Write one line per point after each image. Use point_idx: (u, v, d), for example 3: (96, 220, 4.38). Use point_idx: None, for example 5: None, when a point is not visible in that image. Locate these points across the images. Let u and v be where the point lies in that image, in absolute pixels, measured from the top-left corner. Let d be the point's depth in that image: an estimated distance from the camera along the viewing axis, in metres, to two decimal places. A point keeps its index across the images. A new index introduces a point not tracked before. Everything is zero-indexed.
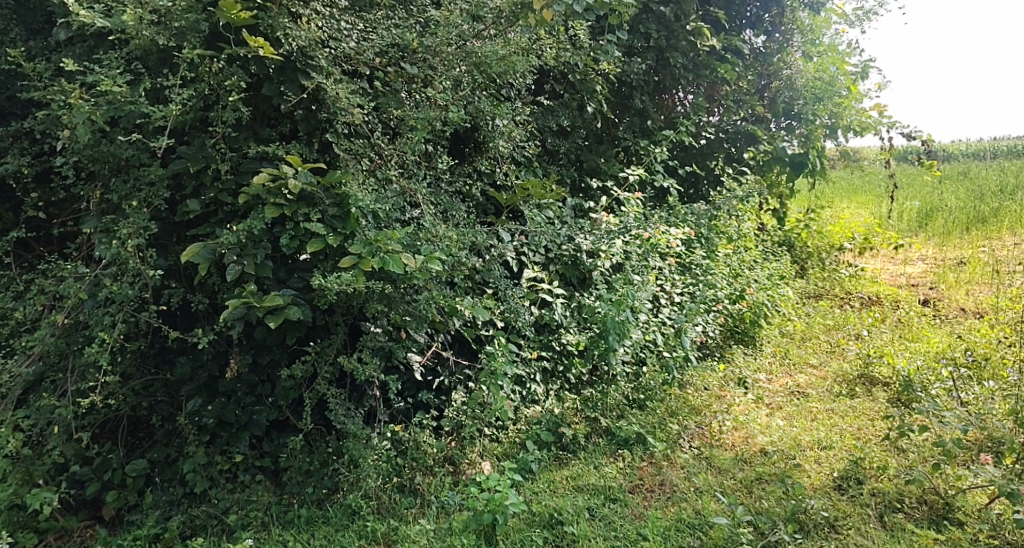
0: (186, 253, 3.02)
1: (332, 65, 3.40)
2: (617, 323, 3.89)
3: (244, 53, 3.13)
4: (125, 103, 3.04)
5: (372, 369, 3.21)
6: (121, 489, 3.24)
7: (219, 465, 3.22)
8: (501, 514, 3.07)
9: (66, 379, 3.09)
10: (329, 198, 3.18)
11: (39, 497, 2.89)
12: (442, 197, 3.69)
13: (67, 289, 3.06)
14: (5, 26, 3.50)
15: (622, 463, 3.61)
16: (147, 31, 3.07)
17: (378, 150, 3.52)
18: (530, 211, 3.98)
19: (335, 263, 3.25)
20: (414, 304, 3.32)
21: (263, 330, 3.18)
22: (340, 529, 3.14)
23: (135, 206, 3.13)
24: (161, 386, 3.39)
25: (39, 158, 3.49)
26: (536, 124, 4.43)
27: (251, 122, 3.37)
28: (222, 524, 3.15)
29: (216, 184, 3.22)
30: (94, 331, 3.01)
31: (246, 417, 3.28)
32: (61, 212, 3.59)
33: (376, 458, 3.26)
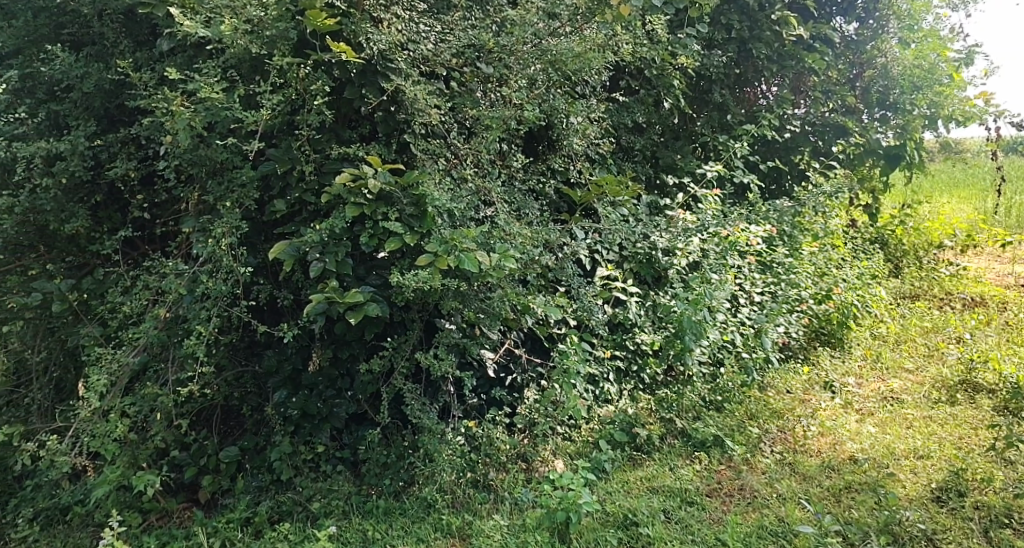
0: (273, 251, 3.16)
1: (410, 67, 3.49)
2: (694, 322, 3.81)
3: (329, 59, 3.24)
4: (221, 109, 3.21)
5: (447, 365, 3.27)
6: (215, 475, 3.42)
7: (302, 455, 3.37)
8: (575, 512, 3.07)
9: (167, 369, 3.29)
10: (406, 198, 3.27)
11: (143, 479, 3.09)
12: (517, 195, 3.73)
13: (167, 285, 3.22)
14: (114, 40, 3.64)
15: (699, 466, 3.55)
16: (242, 40, 3.23)
17: (454, 150, 3.60)
18: (605, 208, 3.97)
19: (412, 261, 3.33)
20: (488, 302, 3.37)
21: (344, 326, 3.29)
22: (416, 521, 3.22)
23: (229, 207, 3.29)
24: (251, 378, 3.56)
25: (144, 163, 3.59)
26: (612, 121, 4.37)
27: (334, 124, 3.48)
28: (306, 511, 3.28)
29: (301, 184, 3.35)
30: (192, 324, 3.18)
31: (327, 410, 3.41)
32: (163, 213, 3.69)
33: (451, 453, 3.32)
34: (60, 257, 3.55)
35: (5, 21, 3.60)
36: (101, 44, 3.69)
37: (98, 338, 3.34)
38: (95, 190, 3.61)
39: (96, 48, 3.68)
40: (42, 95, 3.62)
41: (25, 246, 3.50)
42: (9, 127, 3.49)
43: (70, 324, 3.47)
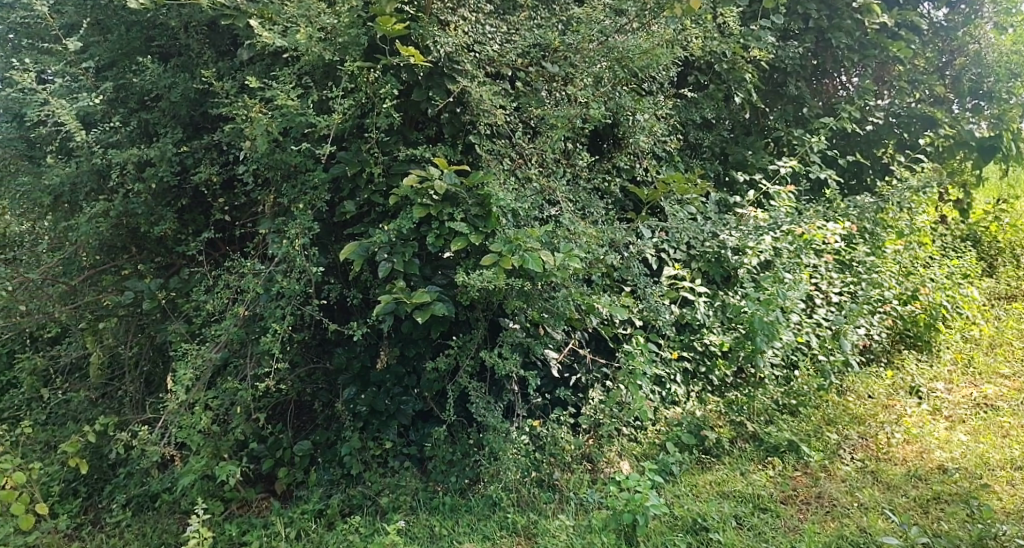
0: (343, 252, 3.23)
1: (476, 68, 3.52)
2: (766, 323, 3.71)
3: (398, 62, 3.31)
4: (295, 115, 3.26)
5: (512, 364, 3.30)
6: (290, 467, 3.53)
7: (372, 450, 3.45)
8: (642, 515, 3.03)
9: (246, 364, 3.34)
10: (472, 198, 3.30)
11: (226, 470, 3.16)
12: (581, 194, 3.72)
13: (246, 284, 3.27)
14: (199, 51, 3.69)
15: (772, 472, 3.46)
16: (316, 48, 3.31)
17: (518, 150, 3.64)
18: (672, 206, 3.93)
19: (477, 261, 3.36)
20: (553, 301, 3.37)
21: (411, 324, 3.35)
22: (482, 518, 3.26)
23: (302, 209, 3.38)
24: (323, 374, 3.67)
25: (225, 168, 3.61)
26: (680, 117, 4.30)
27: (402, 126, 3.55)
28: (376, 505, 3.36)
29: (370, 186, 3.43)
30: (268, 322, 3.23)
31: (395, 407, 3.49)
32: (243, 215, 3.74)
33: (516, 451, 3.34)
34: (150, 257, 3.72)
35: (101, 36, 3.77)
36: (186, 55, 3.74)
37: (184, 335, 3.44)
38: (180, 194, 3.67)
39: (182, 59, 3.73)
40: (133, 106, 3.70)
41: (119, 248, 3.67)
42: (104, 135, 3.52)
43: (158, 320, 3.64)
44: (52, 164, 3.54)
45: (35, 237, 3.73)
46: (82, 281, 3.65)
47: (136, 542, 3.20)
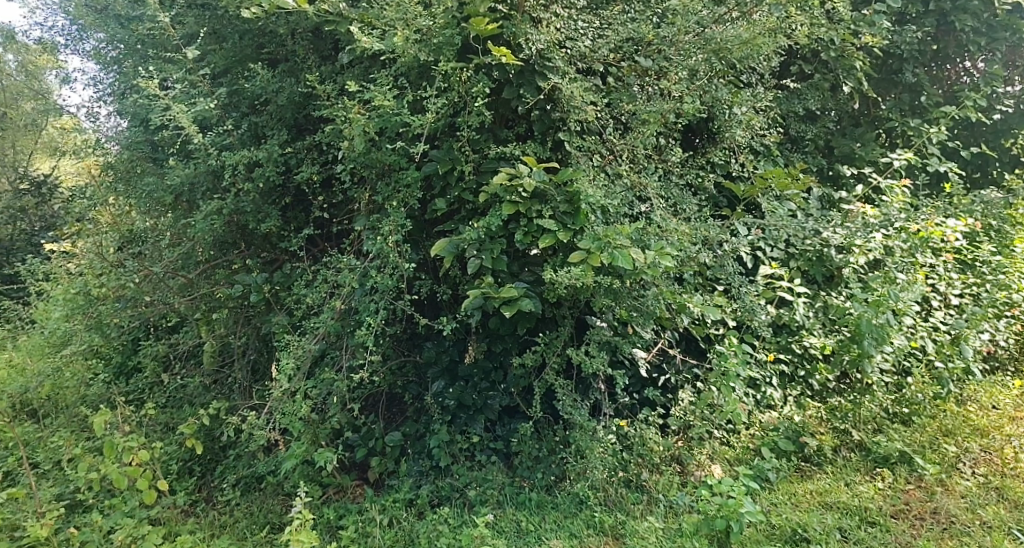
0: (434, 248, 3.29)
1: (567, 64, 3.54)
2: (875, 326, 3.50)
3: (490, 61, 3.33)
4: (391, 115, 3.35)
5: (599, 362, 3.32)
6: (382, 457, 3.61)
7: (459, 444, 3.50)
8: (737, 521, 2.97)
9: (342, 355, 3.43)
10: (560, 195, 3.30)
11: (324, 456, 3.23)
12: (673, 190, 3.70)
13: (342, 278, 3.39)
14: (304, 57, 3.77)
15: (881, 484, 3.30)
16: (412, 49, 3.39)
17: (609, 146, 3.65)
18: (771, 204, 3.87)
19: (565, 258, 3.37)
20: (642, 300, 3.36)
21: (499, 320, 3.39)
22: (568, 516, 3.28)
23: (394, 206, 3.45)
24: (412, 367, 3.75)
25: (324, 168, 3.71)
26: (780, 109, 4.20)
27: (492, 125, 3.59)
28: (464, 497, 3.42)
29: (460, 184, 3.47)
30: (363, 316, 3.33)
31: (482, 401, 3.56)
32: (339, 213, 3.82)
33: (602, 450, 3.31)
34: (257, 253, 3.87)
35: (217, 43, 3.91)
36: (292, 60, 3.82)
37: (287, 327, 3.59)
38: (285, 192, 3.81)
39: (290, 65, 3.81)
40: (244, 110, 3.82)
41: (229, 244, 3.86)
42: (219, 138, 3.69)
43: (263, 312, 3.82)
44: (174, 166, 3.79)
45: (158, 235, 3.96)
46: (198, 273, 3.86)
47: (244, 520, 3.39)
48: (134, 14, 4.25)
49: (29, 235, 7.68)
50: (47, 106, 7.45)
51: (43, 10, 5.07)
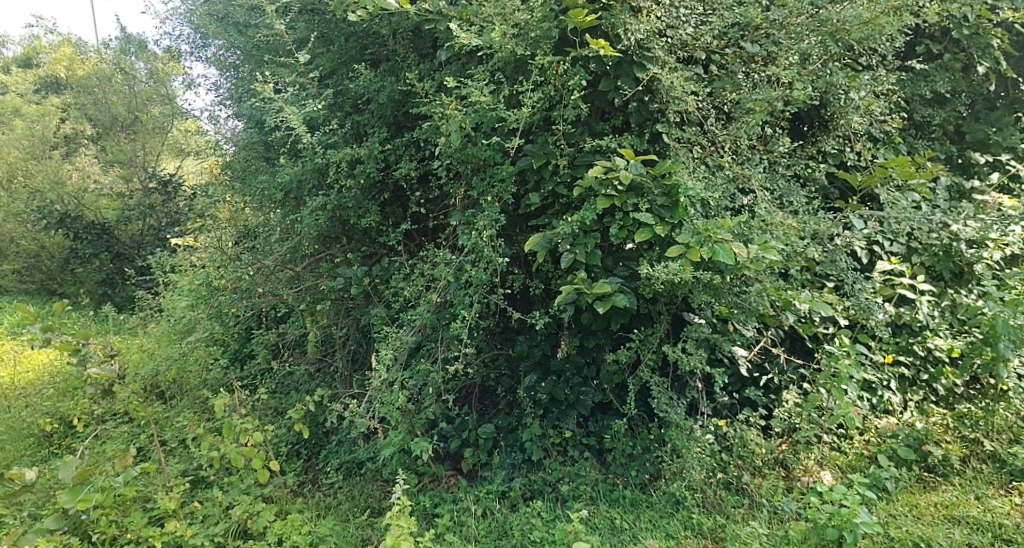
0: (528, 243, 3.31)
1: (667, 54, 3.42)
2: (1013, 327, 3.26)
3: (587, 54, 3.28)
4: (487, 110, 3.37)
5: (696, 360, 3.22)
6: (475, 448, 3.66)
7: (551, 438, 3.53)
8: (851, 532, 2.82)
9: (437, 347, 3.51)
10: (658, 188, 3.21)
11: (420, 445, 3.30)
12: (779, 182, 3.56)
13: (439, 272, 3.45)
14: (404, 55, 3.85)
15: (1017, 500, 3.14)
16: (509, 44, 3.40)
17: (710, 137, 3.54)
18: (890, 195, 3.58)
19: (662, 252, 3.29)
20: (744, 297, 3.23)
21: (591, 316, 3.34)
22: (664, 516, 3.24)
23: (489, 201, 3.49)
24: (504, 360, 3.77)
25: (422, 163, 3.81)
26: (903, 92, 3.93)
27: (588, 118, 3.55)
28: (556, 492, 3.43)
29: (554, 178, 3.46)
30: (457, 310, 3.38)
31: (574, 396, 3.55)
32: (435, 208, 3.89)
33: (700, 450, 3.22)
34: (358, 246, 4.02)
35: (325, 47, 4.06)
36: (393, 60, 3.91)
37: (385, 319, 3.70)
38: (384, 188, 3.90)
39: (391, 64, 3.91)
40: (348, 109, 3.96)
41: (333, 238, 4.03)
42: (325, 136, 3.84)
43: (362, 304, 3.97)
44: (284, 164, 3.98)
45: (270, 230, 4.22)
46: (305, 267, 4.08)
47: (346, 503, 3.53)
48: (249, 21, 4.47)
49: (155, 230, 8.08)
50: (173, 109, 7.91)
51: (171, 19, 5.45)
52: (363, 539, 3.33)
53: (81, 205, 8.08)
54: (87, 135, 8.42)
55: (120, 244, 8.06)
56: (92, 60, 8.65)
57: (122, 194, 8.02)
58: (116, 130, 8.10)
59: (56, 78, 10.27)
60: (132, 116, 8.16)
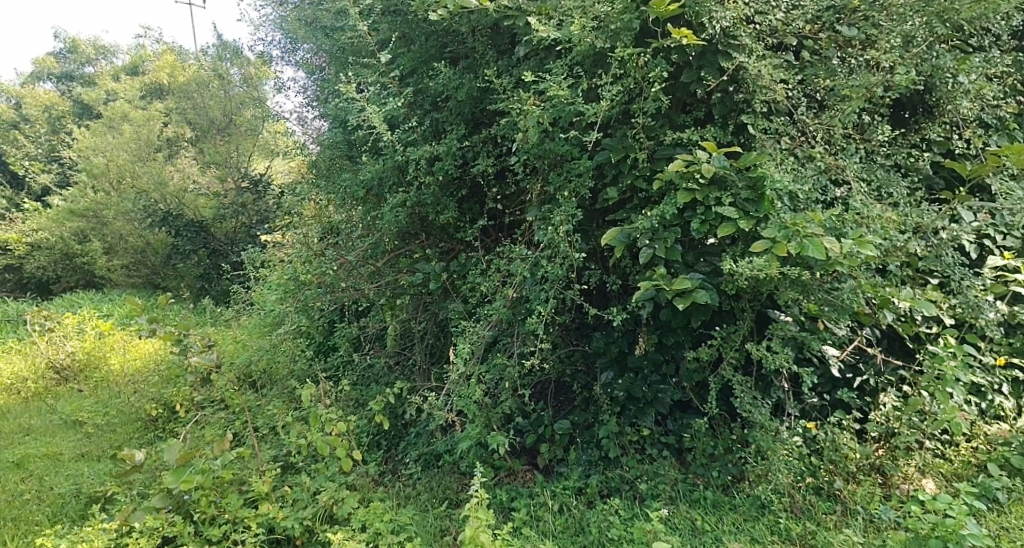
0: (604, 237, 3.23)
1: (754, 41, 3.30)
2: None
3: (669, 44, 3.18)
4: (565, 104, 3.34)
5: (783, 359, 3.10)
6: (551, 444, 3.65)
7: (629, 436, 3.49)
8: (956, 544, 2.67)
9: (513, 341, 3.53)
10: (742, 181, 3.11)
11: (497, 439, 3.33)
12: (878, 173, 3.36)
13: (514, 267, 3.46)
14: (483, 52, 3.88)
15: None
16: (589, 38, 3.33)
17: (800, 127, 3.40)
18: (1005, 185, 3.37)
19: (747, 247, 3.18)
20: (836, 294, 3.08)
21: (671, 312, 3.27)
22: (749, 519, 3.15)
23: (566, 196, 3.46)
24: (581, 356, 3.72)
25: (499, 159, 3.84)
26: (1021, 74, 3.71)
27: (669, 110, 3.45)
28: (634, 490, 3.39)
29: (633, 171, 3.40)
30: (533, 305, 3.39)
31: (652, 394, 3.49)
32: (512, 204, 3.90)
33: (787, 453, 3.11)
34: (436, 243, 4.08)
35: (407, 46, 4.13)
36: (472, 57, 3.94)
37: (462, 313, 3.74)
38: (461, 185, 3.95)
39: (470, 62, 3.94)
40: (428, 107, 4.03)
41: (412, 234, 4.11)
42: (405, 134, 3.92)
43: (440, 299, 4.04)
44: (367, 162, 4.08)
45: (352, 226, 4.35)
46: (385, 262, 4.17)
47: (425, 494, 3.61)
48: (335, 24, 4.61)
49: (247, 228, 8.52)
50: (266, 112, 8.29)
51: (265, 26, 5.72)
52: (442, 529, 3.39)
53: (181, 204, 8.58)
54: (188, 138, 9.02)
55: (216, 241, 8.50)
56: (191, 67, 9.09)
57: (217, 194, 8.47)
58: (214, 133, 8.73)
59: (158, 85, 11.01)
60: (227, 119, 8.71)
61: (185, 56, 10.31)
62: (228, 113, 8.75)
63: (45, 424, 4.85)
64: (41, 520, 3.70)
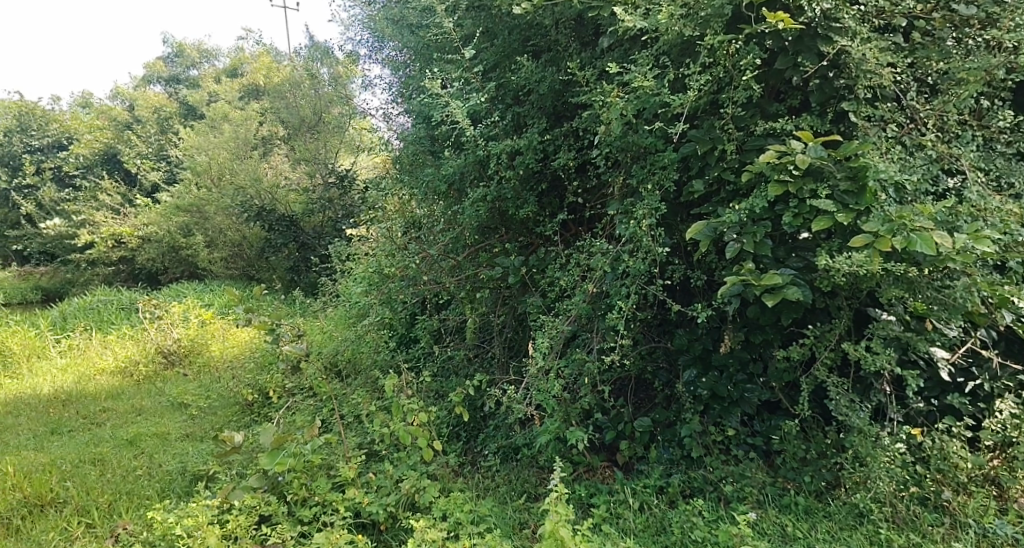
0: (689, 231, 3.12)
1: (859, 23, 3.10)
2: None
3: (764, 29, 3.03)
4: (650, 96, 3.26)
5: (884, 360, 2.94)
6: (631, 441, 3.60)
7: (713, 436, 3.40)
8: None
9: (593, 337, 3.52)
10: (841, 172, 2.93)
11: (576, 435, 3.31)
12: (997, 161, 3.15)
13: (594, 262, 3.42)
14: (566, 45, 3.83)
15: None
16: (677, 26, 3.21)
17: (909, 113, 3.20)
18: None
19: (845, 242, 3.04)
20: (946, 292, 2.90)
21: (759, 309, 3.14)
22: (845, 528, 3.01)
23: (649, 189, 3.39)
24: (663, 353, 3.65)
25: (580, 153, 3.80)
26: None
27: (761, 98, 3.31)
28: (718, 492, 3.30)
29: (721, 164, 3.28)
30: (614, 300, 3.34)
31: (738, 394, 3.37)
32: (593, 198, 3.87)
33: (889, 460, 2.96)
34: (515, 237, 4.11)
35: (490, 41, 4.13)
36: (554, 50, 3.91)
37: (541, 308, 3.74)
38: (541, 179, 3.95)
39: (552, 54, 3.90)
40: (510, 101, 4.04)
41: (491, 229, 4.15)
42: (487, 129, 3.95)
43: (519, 293, 4.05)
44: (449, 157, 4.13)
45: (434, 220, 4.42)
46: (465, 257, 4.22)
47: (504, 486, 3.64)
48: (421, 22, 4.69)
49: (333, 222, 8.88)
50: (350, 111, 8.40)
51: (354, 26, 5.89)
52: (521, 522, 3.41)
53: (274, 199, 8.98)
54: (280, 136, 9.31)
55: (304, 235, 8.92)
56: (286, 67, 9.44)
57: (307, 189, 8.85)
58: (304, 131, 8.95)
59: (254, 86, 11.57)
60: (316, 117, 8.96)
61: (281, 57, 10.75)
62: (318, 111, 8.93)
63: (154, 405, 5.20)
64: (152, 494, 3.92)
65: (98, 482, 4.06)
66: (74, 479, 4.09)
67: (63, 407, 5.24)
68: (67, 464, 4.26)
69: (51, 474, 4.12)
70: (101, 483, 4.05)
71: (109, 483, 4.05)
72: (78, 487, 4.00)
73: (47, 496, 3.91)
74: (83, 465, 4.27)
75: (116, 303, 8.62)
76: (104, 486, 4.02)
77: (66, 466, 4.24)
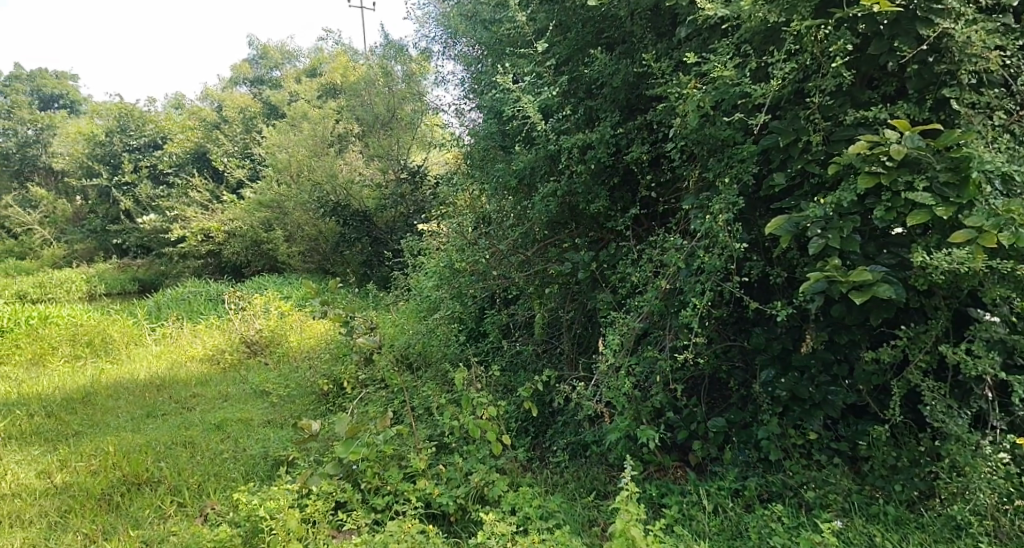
0: (769, 226, 3.01)
1: (963, 4, 2.92)
2: None
3: (857, 12, 2.89)
4: (729, 86, 3.17)
5: (987, 363, 2.77)
6: (704, 442, 3.52)
7: (793, 439, 3.28)
8: None
9: (665, 335, 3.44)
10: (941, 162, 2.79)
11: (647, 433, 3.25)
12: None
13: (668, 258, 3.34)
14: (641, 35, 3.73)
15: None
16: (760, 12, 3.09)
17: (1020, 99, 3.02)
18: None
19: (943, 238, 2.89)
20: None
21: (844, 308, 3.01)
22: (940, 541, 2.90)
23: (726, 183, 3.29)
24: (739, 351, 3.54)
25: (654, 146, 3.72)
26: None
27: (852, 86, 3.16)
28: (800, 498, 3.21)
29: (806, 155, 3.16)
30: (688, 297, 3.26)
31: (821, 396, 3.24)
32: (666, 193, 3.79)
33: (990, 471, 2.76)
34: (585, 233, 4.07)
35: (563, 34, 4.08)
36: (628, 41, 3.83)
37: (611, 304, 3.69)
38: (613, 173, 3.87)
39: (626, 46, 3.82)
40: (582, 95, 4.00)
41: (561, 224, 4.12)
42: (558, 124, 3.95)
43: (588, 290, 3.98)
44: (520, 152, 4.13)
45: (503, 215, 4.42)
46: (534, 252, 4.22)
47: (574, 483, 3.61)
48: (495, 17, 4.71)
49: (405, 218, 8.98)
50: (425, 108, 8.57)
51: (428, 24, 5.94)
52: (590, 519, 3.38)
53: (348, 194, 9.19)
54: (356, 133, 9.60)
55: (377, 231, 9.10)
56: (361, 65, 9.60)
57: (380, 185, 8.99)
58: (378, 127, 9.17)
59: (331, 84, 11.86)
60: (389, 114, 9.14)
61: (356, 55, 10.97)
62: (393, 107, 9.09)
63: (239, 392, 5.40)
64: (237, 476, 4.05)
65: (189, 463, 4.23)
66: (167, 460, 4.27)
67: (157, 392, 5.49)
68: (161, 445, 4.46)
69: (146, 455, 4.31)
70: (192, 465, 4.21)
71: (199, 465, 4.21)
72: (171, 467, 4.17)
73: (144, 475, 4.10)
74: (175, 446, 4.46)
75: (204, 294, 8.99)
76: (195, 467, 4.19)
77: (160, 447, 4.44)
